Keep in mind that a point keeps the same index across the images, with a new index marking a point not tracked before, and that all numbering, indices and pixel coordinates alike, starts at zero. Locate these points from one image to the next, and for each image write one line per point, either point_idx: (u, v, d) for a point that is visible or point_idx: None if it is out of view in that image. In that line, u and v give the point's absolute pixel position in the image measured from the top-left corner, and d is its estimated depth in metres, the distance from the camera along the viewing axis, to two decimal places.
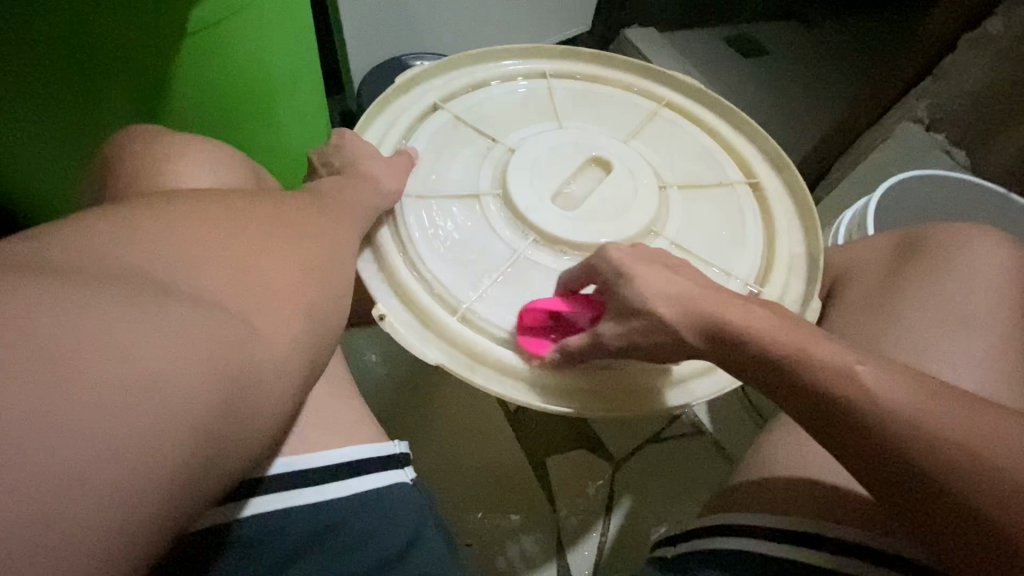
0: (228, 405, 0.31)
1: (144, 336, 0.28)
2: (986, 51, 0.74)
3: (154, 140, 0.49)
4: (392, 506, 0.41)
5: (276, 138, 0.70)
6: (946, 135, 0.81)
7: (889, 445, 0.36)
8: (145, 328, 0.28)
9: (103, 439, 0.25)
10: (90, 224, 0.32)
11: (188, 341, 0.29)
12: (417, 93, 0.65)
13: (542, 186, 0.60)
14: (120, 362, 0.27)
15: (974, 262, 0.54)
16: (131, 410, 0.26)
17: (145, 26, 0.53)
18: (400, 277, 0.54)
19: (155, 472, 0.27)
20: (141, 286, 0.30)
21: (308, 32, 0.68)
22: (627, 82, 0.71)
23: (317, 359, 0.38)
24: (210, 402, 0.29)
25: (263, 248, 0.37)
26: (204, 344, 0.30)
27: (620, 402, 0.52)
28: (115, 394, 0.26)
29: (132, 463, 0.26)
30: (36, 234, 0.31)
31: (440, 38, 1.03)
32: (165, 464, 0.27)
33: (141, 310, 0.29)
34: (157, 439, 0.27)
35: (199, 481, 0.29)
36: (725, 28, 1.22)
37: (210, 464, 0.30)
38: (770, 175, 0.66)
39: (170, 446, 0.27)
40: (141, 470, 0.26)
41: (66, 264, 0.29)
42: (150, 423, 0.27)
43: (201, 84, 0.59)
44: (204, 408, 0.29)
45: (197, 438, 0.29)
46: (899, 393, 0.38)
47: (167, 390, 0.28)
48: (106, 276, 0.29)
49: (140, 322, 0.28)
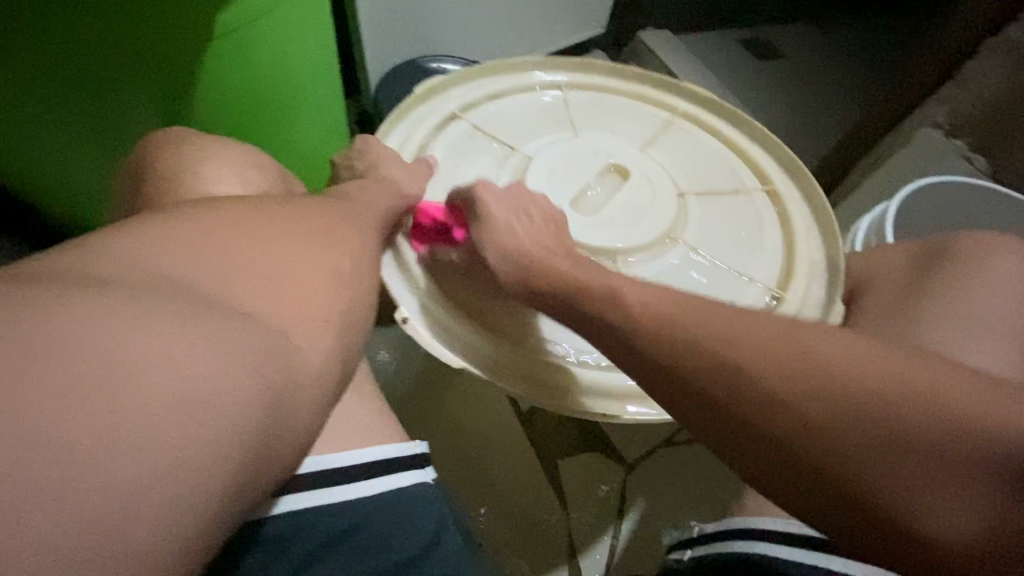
0: (265, 410, 0.31)
1: (183, 342, 0.29)
2: (1009, 56, 0.73)
3: (183, 146, 0.50)
4: (416, 508, 0.41)
5: (299, 146, 0.71)
6: (966, 141, 0.80)
7: (847, 450, 0.32)
8: (183, 334, 0.29)
9: (146, 444, 0.26)
10: (128, 233, 0.33)
11: (223, 347, 0.30)
12: (436, 102, 0.66)
13: (560, 194, 0.60)
14: (161, 368, 0.28)
15: (997, 274, 0.54)
16: (175, 417, 0.27)
17: (170, 32, 0.54)
18: (420, 281, 0.55)
19: (194, 475, 0.27)
20: (178, 293, 0.31)
21: (330, 40, 0.69)
22: (641, 91, 0.71)
23: (344, 363, 0.38)
24: (243, 406, 0.30)
25: (292, 253, 0.38)
26: (238, 350, 0.31)
27: (547, 389, 0.52)
28: (156, 399, 0.27)
29: (174, 467, 0.27)
30: (79, 243, 0.32)
31: (457, 41, 1.04)
32: (203, 468, 0.28)
33: (181, 319, 0.29)
34: (195, 443, 0.28)
35: (240, 485, 0.30)
36: (741, 31, 1.22)
37: (249, 468, 0.30)
38: (788, 181, 0.66)
39: (208, 450, 0.28)
40: (181, 474, 0.27)
41: (108, 272, 0.30)
42: (188, 427, 0.27)
43: (224, 88, 0.60)
44: (238, 412, 0.30)
45: (233, 441, 0.29)
46: (865, 382, 0.33)
47: (204, 394, 0.28)
48: (145, 283, 0.30)
49: (178, 329, 0.29)
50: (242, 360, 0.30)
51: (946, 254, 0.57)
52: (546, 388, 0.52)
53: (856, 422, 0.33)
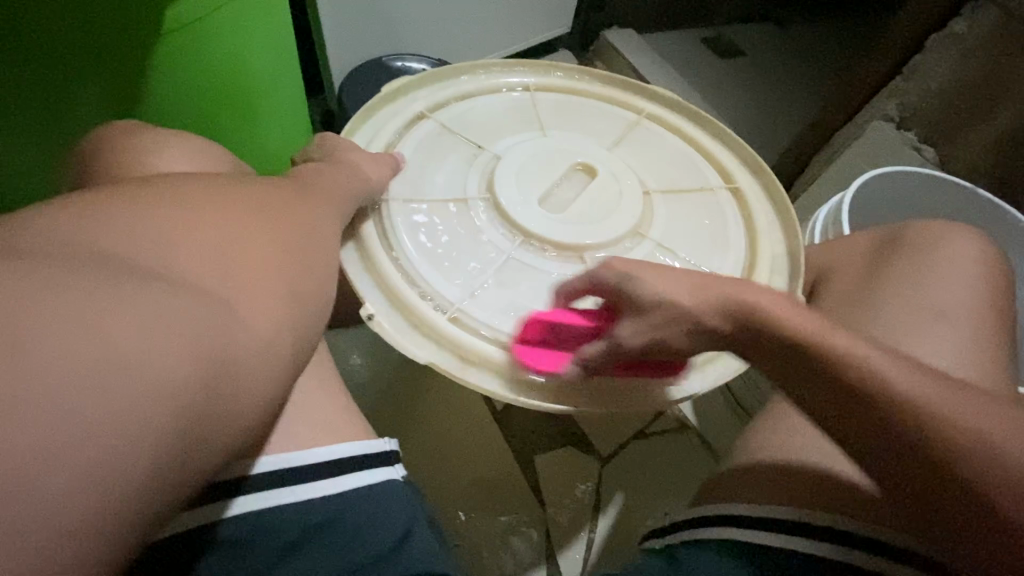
0: (210, 403, 0.30)
1: (117, 324, 0.27)
2: (954, 50, 0.76)
3: (133, 132, 0.48)
4: (379, 505, 0.40)
5: (256, 138, 0.69)
6: (915, 132, 0.82)
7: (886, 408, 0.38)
8: (118, 315, 0.28)
9: (70, 428, 0.25)
10: (63, 214, 0.31)
11: (162, 328, 0.29)
12: (403, 102, 0.65)
13: (529, 193, 0.60)
14: (91, 350, 0.26)
15: (945, 261, 0.56)
16: (109, 407, 0.26)
17: (116, 31, 0.53)
18: (386, 276, 0.53)
19: (121, 462, 0.26)
20: (118, 273, 0.29)
21: (290, 30, 0.67)
22: (607, 94, 0.72)
23: (304, 357, 0.37)
24: (183, 389, 0.28)
25: (244, 233, 0.36)
26: (179, 331, 0.29)
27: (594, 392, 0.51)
28: (84, 383, 0.26)
29: (97, 454, 0.25)
30: (11, 222, 0.30)
31: (422, 37, 1.02)
32: (131, 456, 0.26)
33: (117, 304, 0.28)
34: (126, 429, 0.26)
35: (182, 477, 0.29)
36: (704, 30, 1.25)
37: (192, 458, 0.29)
38: (749, 180, 0.67)
39: (139, 435, 0.27)
40: (107, 462, 0.25)
41: (42, 251, 0.28)
42: (118, 411, 0.26)
43: (175, 83, 0.58)
44: (175, 395, 0.28)
45: (168, 429, 0.28)
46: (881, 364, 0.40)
47: (138, 379, 0.27)
48: (81, 263, 0.29)
49: (114, 309, 0.28)
50: (189, 350, 0.29)
51: (903, 243, 0.59)
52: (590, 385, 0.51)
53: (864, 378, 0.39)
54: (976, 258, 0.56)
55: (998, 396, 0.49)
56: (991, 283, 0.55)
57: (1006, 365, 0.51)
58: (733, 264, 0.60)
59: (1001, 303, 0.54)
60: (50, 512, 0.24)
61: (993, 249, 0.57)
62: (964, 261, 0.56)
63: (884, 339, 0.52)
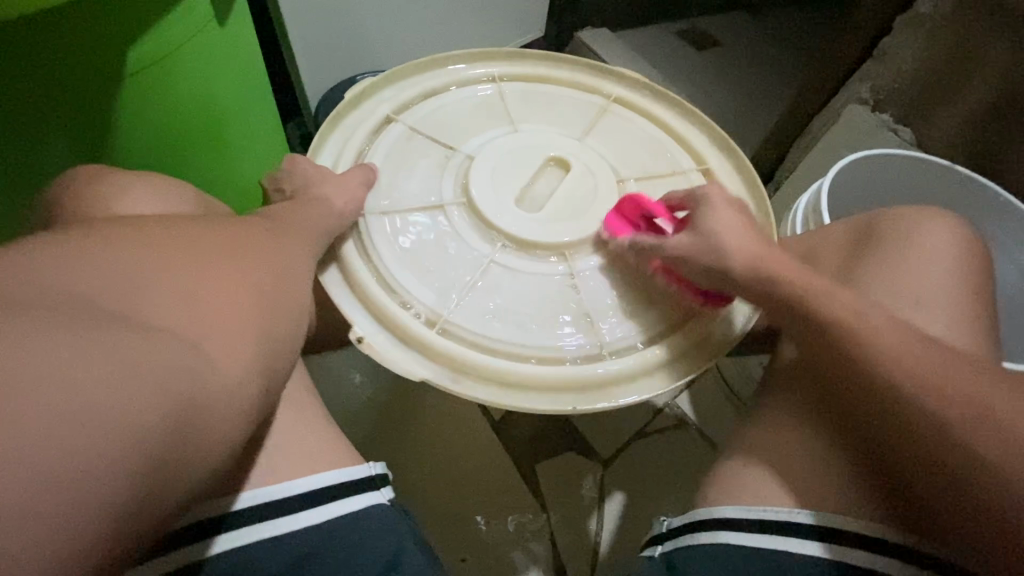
0: (174, 447, 0.30)
1: (73, 373, 0.27)
2: (922, 29, 0.75)
3: (98, 171, 0.48)
4: (363, 533, 0.40)
5: (230, 168, 0.69)
6: (891, 113, 0.82)
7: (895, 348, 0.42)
8: (74, 364, 0.27)
9: (25, 485, 0.25)
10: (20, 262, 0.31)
11: (120, 375, 0.28)
12: (369, 106, 0.63)
13: (504, 192, 0.58)
14: (44, 403, 0.26)
15: (919, 244, 0.55)
16: (62, 460, 0.26)
17: (79, 76, 0.53)
18: (370, 294, 0.52)
19: (79, 514, 0.26)
20: (73, 319, 0.29)
21: (257, 57, 0.68)
22: (574, 78, 0.68)
23: (273, 391, 0.37)
24: (143, 436, 0.28)
25: (208, 268, 0.36)
26: (137, 377, 0.29)
27: (687, 351, 0.54)
28: (37, 440, 0.25)
29: (54, 507, 0.25)
30: None
31: (392, 52, 1.02)
32: (89, 507, 0.26)
33: (71, 356, 0.27)
34: (84, 480, 0.26)
35: (140, 524, 0.29)
36: (678, 22, 1.25)
37: (152, 503, 0.29)
38: (721, 159, 0.64)
39: (98, 484, 0.27)
40: (64, 515, 0.26)
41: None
42: (75, 463, 0.26)
43: (141, 120, 0.58)
44: (135, 442, 0.28)
45: (129, 477, 0.28)
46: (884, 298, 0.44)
47: (97, 429, 0.27)
48: (35, 313, 0.28)
49: (71, 358, 0.27)
50: (147, 398, 0.29)
51: (879, 229, 0.59)
52: (698, 336, 0.54)
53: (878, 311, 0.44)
54: (951, 240, 0.56)
55: None
56: (967, 265, 0.55)
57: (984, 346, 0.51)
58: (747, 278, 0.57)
59: (977, 284, 0.54)
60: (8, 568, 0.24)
61: (968, 230, 0.57)
62: (940, 243, 0.56)
63: None
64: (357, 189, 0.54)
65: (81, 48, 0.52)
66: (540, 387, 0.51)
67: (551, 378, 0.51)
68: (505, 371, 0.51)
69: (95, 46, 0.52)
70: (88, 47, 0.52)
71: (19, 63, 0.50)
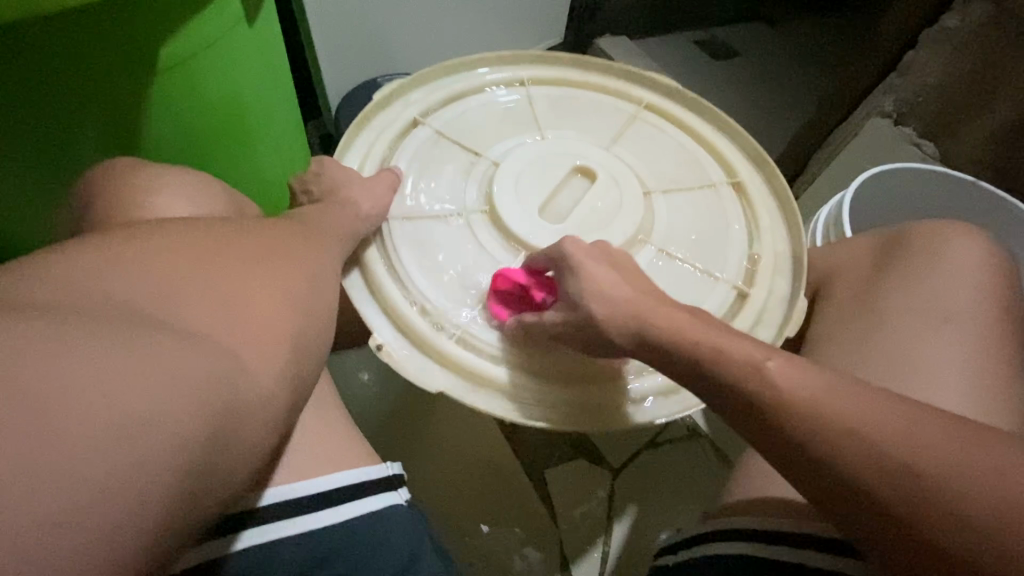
0: (219, 440, 0.30)
1: (130, 370, 0.28)
2: (948, 45, 0.74)
3: (131, 170, 0.48)
4: (382, 535, 0.40)
5: (258, 170, 0.71)
6: (913, 127, 0.82)
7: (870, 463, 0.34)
8: (129, 361, 0.28)
9: (88, 476, 0.25)
10: (70, 260, 0.32)
11: (169, 370, 0.29)
12: (398, 109, 0.63)
13: (528, 202, 0.58)
14: (101, 399, 0.27)
15: (945, 262, 0.55)
16: (122, 451, 0.26)
17: (115, 80, 0.54)
18: (390, 300, 0.53)
19: (136, 503, 0.27)
20: (123, 317, 0.30)
21: (282, 61, 0.69)
22: (602, 87, 0.68)
23: (302, 391, 0.37)
24: (193, 429, 0.29)
25: (242, 269, 0.36)
26: (184, 373, 0.30)
27: None
28: (99, 431, 0.26)
29: (114, 497, 0.26)
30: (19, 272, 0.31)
31: (414, 56, 1.03)
32: (145, 496, 0.27)
33: (104, 362, 0.27)
34: (140, 472, 0.27)
35: (188, 517, 0.29)
36: (697, 31, 1.25)
37: (200, 496, 0.30)
38: (750, 172, 0.63)
39: (153, 476, 0.27)
40: (124, 503, 0.26)
41: (53, 302, 0.29)
42: (134, 454, 0.27)
43: (175, 119, 0.60)
44: (185, 435, 0.29)
45: (180, 468, 0.28)
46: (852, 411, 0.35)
47: (152, 422, 0.28)
48: (86, 311, 0.29)
49: (127, 356, 0.28)
50: (190, 399, 0.29)
51: (902, 247, 0.58)
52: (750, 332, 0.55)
53: (840, 421, 0.35)
54: (977, 258, 0.55)
55: (1006, 396, 0.48)
56: (993, 283, 0.54)
57: (1011, 363, 0.50)
58: (766, 295, 0.56)
59: (1003, 302, 0.53)
60: (78, 553, 0.25)
61: (995, 247, 0.56)
62: (966, 260, 0.55)
63: (884, 342, 0.51)
64: (384, 193, 0.54)
65: (121, 53, 0.53)
66: (553, 401, 0.51)
67: (558, 391, 0.51)
68: (519, 383, 0.51)
69: (134, 50, 0.53)
70: (129, 51, 0.53)
71: (48, 67, 0.51)
